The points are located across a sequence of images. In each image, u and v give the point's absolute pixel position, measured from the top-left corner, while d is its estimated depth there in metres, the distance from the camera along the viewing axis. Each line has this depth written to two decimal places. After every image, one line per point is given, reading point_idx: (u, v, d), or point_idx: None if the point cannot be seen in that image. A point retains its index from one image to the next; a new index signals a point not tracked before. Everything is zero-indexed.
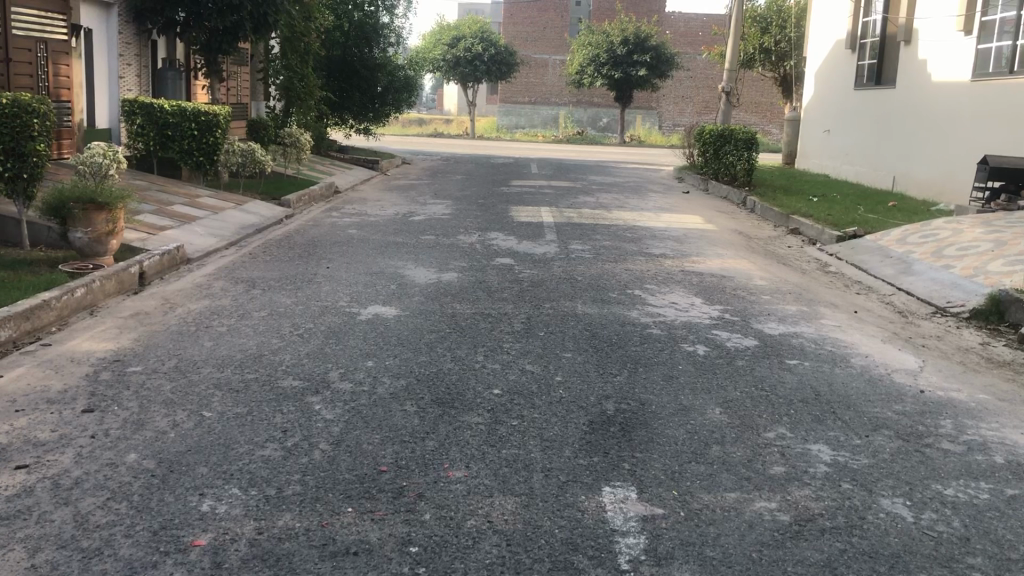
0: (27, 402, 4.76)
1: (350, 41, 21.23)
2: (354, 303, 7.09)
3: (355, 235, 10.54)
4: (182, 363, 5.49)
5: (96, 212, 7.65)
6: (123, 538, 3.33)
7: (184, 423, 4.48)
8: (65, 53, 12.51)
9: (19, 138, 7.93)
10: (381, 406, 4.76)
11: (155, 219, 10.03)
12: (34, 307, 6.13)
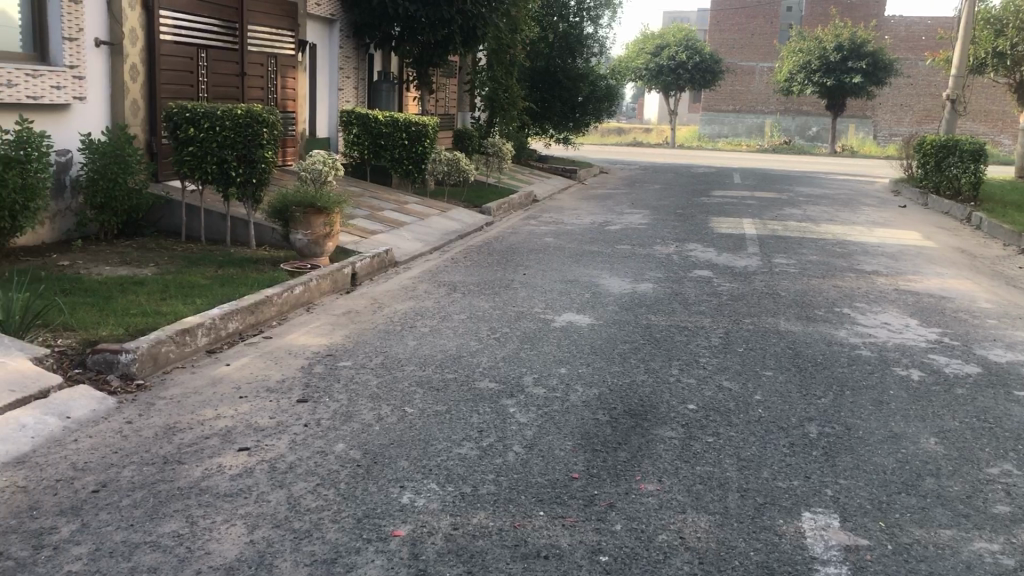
0: (250, 389, 5.16)
1: (554, 52, 21.69)
2: (549, 309, 7.18)
3: (553, 243, 10.66)
4: (388, 360, 5.76)
5: (316, 215, 8.17)
6: (331, 522, 3.53)
7: (388, 418, 4.70)
8: (292, 68, 13.47)
9: (250, 146, 8.59)
10: (574, 413, 4.78)
11: (367, 224, 10.58)
12: (259, 302, 6.62)
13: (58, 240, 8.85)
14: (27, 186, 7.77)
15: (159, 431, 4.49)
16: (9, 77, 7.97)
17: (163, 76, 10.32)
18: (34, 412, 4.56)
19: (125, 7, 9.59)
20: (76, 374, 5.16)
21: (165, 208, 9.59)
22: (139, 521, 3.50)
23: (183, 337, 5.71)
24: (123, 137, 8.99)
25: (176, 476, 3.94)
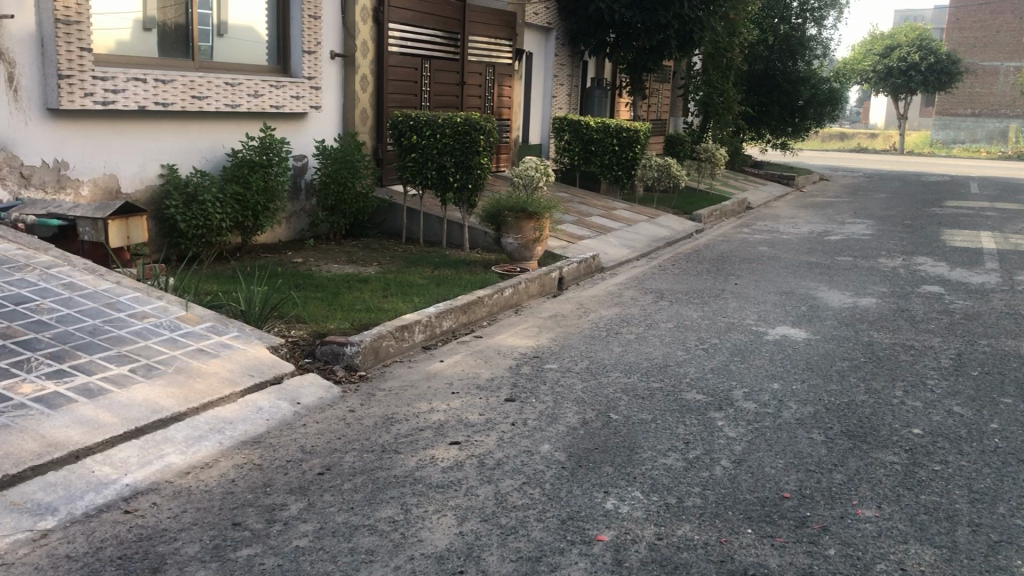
0: (461, 386, 5.35)
1: (774, 55, 21.01)
2: (761, 322, 6.95)
3: (767, 253, 10.31)
4: (594, 365, 5.79)
5: (527, 220, 8.32)
6: (536, 521, 3.59)
7: (593, 422, 4.72)
8: (509, 76, 13.85)
9: (467, 152, 8.85)
10: (787, 431, 4.60)
11: (576, 229, 10.69)
12: (471, 302, 6.85)
13: (293, 239, 9.58)
14: (268, 188, 8.45)
15: (378, 420, 4.75)
16: (256, 88, 8.71)
17: (390, 86, 10.90)
18: (269, 395, 4.94)
19: (359, 21, 10.20)
20: (306, 363, 5.56)
21: (388, 210, 10.12)
22: (359, 505, 3.71)
23: (401, 333, 6.00)
24: (353, 143, 9.59)
25: (392, 465, 4.14)
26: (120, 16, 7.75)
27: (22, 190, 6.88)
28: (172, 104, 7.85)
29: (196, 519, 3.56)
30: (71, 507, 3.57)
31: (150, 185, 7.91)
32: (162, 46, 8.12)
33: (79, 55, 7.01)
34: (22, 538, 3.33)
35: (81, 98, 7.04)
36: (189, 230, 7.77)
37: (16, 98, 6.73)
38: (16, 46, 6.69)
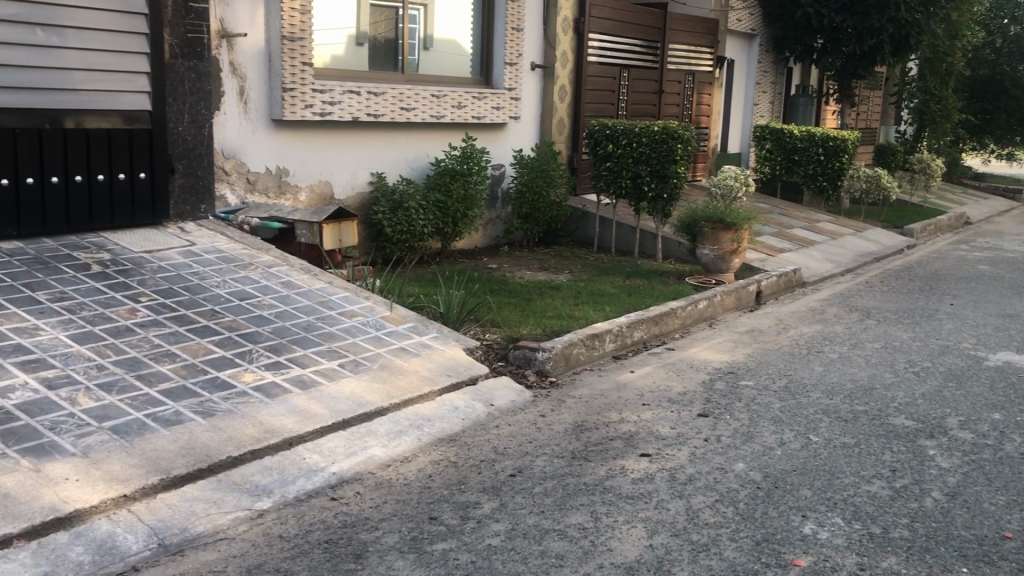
0: (653, 398, 5.29)
1: (1002, 58, 19.48)
2: (980, 346, 6.44)
3: (988, 272, 9.54)
4: (793, 384, 5.56)
5: (724, 231, 8.12)
6: (728, 540, 3.49)
7: (791, 443, 4.54)
8: (708, 84, 13.58)
9: (663, 161, 8.75)
10: (1009, 465, 4.24)
11: (775, 242, 10.33)
12: (664, 313, 6.76)
13: (489, 245, 9.83)
14: (467, 196, 8.72)
15: (569, 427, 4.78)
16: (459, 99, 9.02)
17: (589, 95, 10.97)
18: (465, 396, 5.10)
19: (560, 32, 10.34)
20: (500, 366, 5.68)
21: (581, 219, 10.20)
22: (549, 509, 3.75)
23: (592, 342, 6.02)
24: (550, 153, 9.73)
25: (582, 472, 4.16)
26: (336, 31, 8.25)
27: (247, 194, 7.48)
28: (382, 115, 8.26)
29: (395, 510, 3.72)
30: (284, 490, 3.83)
31: (360, 192, 8.35)
32: (373, 59, 8.58)
33: (301, 69, 7.52)
34: (242, 515, 3.60)
35: (302, 110, 7.56)
36: (394, 234, 8.15)
37: (245, 109, 7.33)
38: (247, 62, 7.30)
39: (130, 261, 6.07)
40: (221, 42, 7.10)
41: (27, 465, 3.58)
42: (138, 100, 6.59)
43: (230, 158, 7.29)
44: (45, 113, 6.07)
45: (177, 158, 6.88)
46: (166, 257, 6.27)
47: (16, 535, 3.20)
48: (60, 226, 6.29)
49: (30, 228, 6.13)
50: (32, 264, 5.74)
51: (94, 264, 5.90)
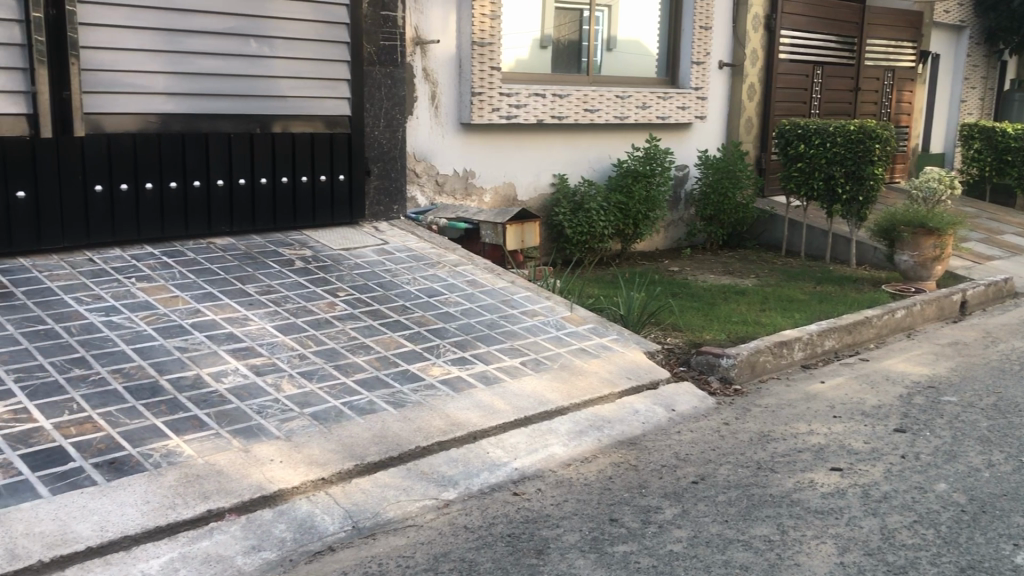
0: (844, 410, 5.06)
1: None
2: None
3: None
4: (1003, 402, 5.15)
5: (926, 236, 7.64)
6: (929, 564, 3.28)
7: (1001, 466, 4.21)
8: (911, 81, 12.81)
9: (860, 162, 8.32)
10: None
11: (984, 249, 9.61)
12: (857, 322, 6.45)
13: (670, 248, 9.72)
14: (650, 197, 8.64)
15: (754, 436, 4.65)
16: (644, 100, 8.95)
17: (779, 94, 10.61)
18: (646, 399, 5.06)
19: (750, 29, 10.04)
20: (682, 371, 5.59)
21: (768, 222, 9.90)
22: (733, 519, 3.65)
23: (780, 349, 5.82)
24: (736, 154, 9.49)
25: (769, 483, 4.03)
26: (522, 36, 8.39)
27: (436, 196, 7.74)
28: (567, 117, 8.32)
29: (576, 509, 3.75)
30: (469, 482, 3.93)
31: (543, 193, 8.45)
32: (556, 61, 8.67)
33: (489, 73, 7.70)
34: (429, 504, 3.73)
35: (490, 113, 7.74)
36: (574, 235, 8.20)
37: (436, 113, 7.60)
38: (439, 68, 7.56)
39: (328, 258, 6.43)
40: (415, 49, 7.38)
41: (238, 444, 3.86)
42: (338, 105, 6.96)
43: (421, 161, 7.57)
44: (256, 118, 6.54)
45: (372, 160, 7.21)
46: (361, 254, 6.59)
47: (228, 509, 3.46)
48: (267, 224, 6.75)
49: (241, 225, 6.61)
50: (243, 258, 6.18)
51: (297, 260, 6.29)
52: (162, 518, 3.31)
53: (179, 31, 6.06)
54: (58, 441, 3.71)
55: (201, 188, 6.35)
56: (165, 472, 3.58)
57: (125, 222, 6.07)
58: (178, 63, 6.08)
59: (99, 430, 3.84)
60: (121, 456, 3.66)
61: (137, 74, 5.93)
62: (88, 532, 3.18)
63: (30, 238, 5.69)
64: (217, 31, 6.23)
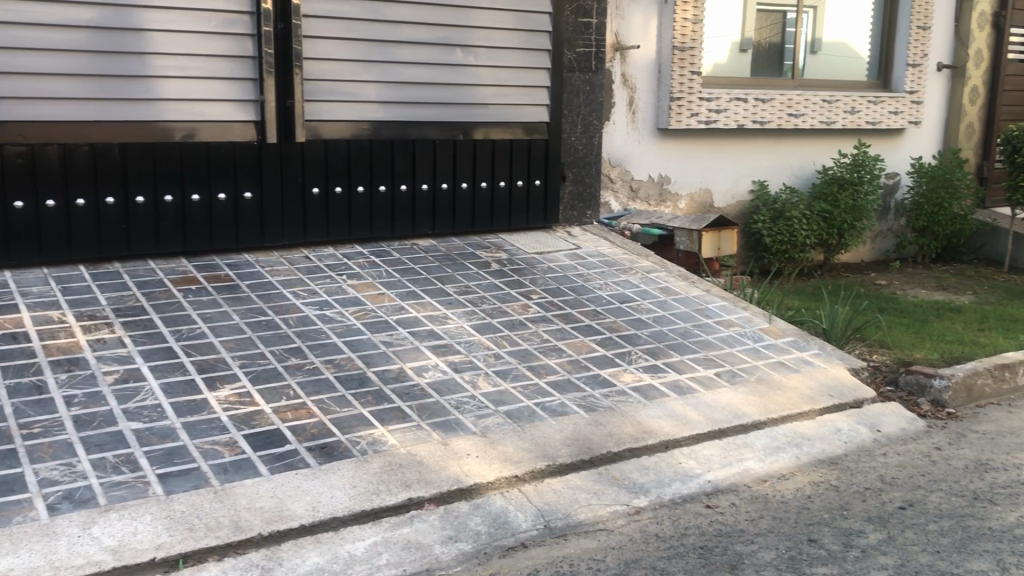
0: None
1: None
2: None
3: None
4: None
5: None
6: None
7: None
8: None
9: None
10: None
11: None
12: None
13: (877, 260, 9.24)
14: (857, 206, 8.22)
15: (970, 464, 4.33)
16: (853, 104, 8.55)
17: (1005, 97, 9.82)
18: (849, 418, 4.82)
19: (975, 27, 9.36)
20: (889, 391, 5.27)
21: (989, 234, 9.19)
22: (946, 551, 3.42)
23: (1002, 372, 5.39)
24: (954, 161, 8.88)
25: (988, 516, 3.74)
26: (721, 40, 8.23)
27: (630, 202, 7.73)
28: (768, 122, 8.08)
29: (772, 527, 3.63)
30: (661, 491, 3.89)
31: (741, 201, 8.25)
32: (756, 65, 8.44)
33: (689, 78, 7.61)
34: (620, 510, 3.72)
35: (688, 118, 7.64)
36: (773, 245, 7.94)
37: (633, 119, 7.60)
38: (638, 73, 7.57)
39: (524, 261, 6.56)
40: (615, 55, 7.43)
41: (437, 437, 4.01)
42: (538, 111, 7.08)
43: (617, 166, 7.59)
44: (460, 125, 6.76)
45: (569, 165, 7.31)
46: (555, 258, 6.68)
47: (427, 499, 3.60)
48: (466, 227, 6.97)
49: (442, 227, 6.87)
50: (443, 259, 6.42)
51: (494, 263, 6.46)
52: (368, 503, 3.50)
53: (392, 41, 6.36)
54: (276, 424, 3.99)
55: (406, 191, 6.65)
56: (371, 460, 3.77)
57: (337, 222, 6.45)
58: (389, 72, 6.38)
59: (312, 416, 4.09)
60: (331, 441, 3.89)
61: (353, 83, 6.27)
62: (301, 511, 3.40)
63: (254, 235, 6.17)
64: (425, 41, 6.49)
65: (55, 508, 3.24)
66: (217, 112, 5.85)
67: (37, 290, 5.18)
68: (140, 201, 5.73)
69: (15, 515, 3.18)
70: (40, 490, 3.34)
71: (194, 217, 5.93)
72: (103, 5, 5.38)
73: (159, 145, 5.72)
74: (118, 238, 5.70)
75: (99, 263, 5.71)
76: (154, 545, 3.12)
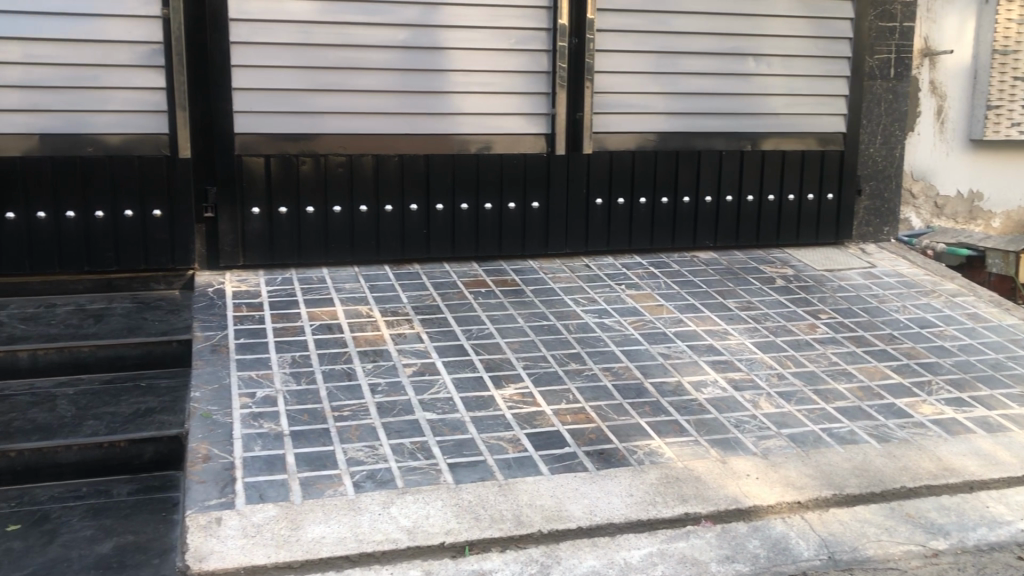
0: None
1: None
2: None
3: None
4: None
5: None
6: None
7: None
8: None
9: None
10: None
11: None
12: None
13: None
14: None
15: None
16: None
17: None
18: None
19: None
20: None
21: None
22: None
23: None
24: None
25: None
26: None
27: (934, 219, 7.21)
28: None
29: None
30: (964, 535, 3.55)
31: None
32: None
33: (1011, 84, 6.94)
34: (915, 550, 3.44)
35: (1007, 128, 6.97)
36: None
37: (942, 129, 7.07)
38: (950, 80, 7.03)
39: (812, 278, 6.27)
40: (923, 61, 6.98)
41: (716, 454, 3.93)
42: (834, 122, 6.74)
43: (919, 180, 7.14)
44: (748, 136, 6.58)
45: (866, 179, 6.94)
46: (846, 277, 6.32)
47: (704, 516, 3.53)
48: (750, 241, 6.80)
49: (724, 241, 6.74)
50: (725, 273, 6.29)
51: (779, 279, 6.23)
52: (645, 512, 3.50)
53: (681, 53, 6.31)
54: (557, 426, 4.11)
55: (689, 203, 6.61)
56: (648, 470, 3.77)
57: (620, 233, 6.53)
58: (678, 84, 6.35)
59: (592, 422, 4.17)
60: (609, 448, 3.94)
61: (641, 96, 6.31)
62: (579, 513, 3.47)
63: (540, 243, 6.41)
64: (716, 51, 6.38)
65: (361, 486, 3.55)
66: (510, 125, 6.14)
67: (349, 286, 5.71)
68: (439, 208, 6.14)
69: (327, 488, 3.52)
70: (348, 468, 3.67)
71: (486, 224, 6.26)
72: (412, 26, 5.81)
73: (458, 156, 6.10)
74: (419, 242, 6.14)
75: (401, 263, 6.18)
76: (444, 531, 3.31)
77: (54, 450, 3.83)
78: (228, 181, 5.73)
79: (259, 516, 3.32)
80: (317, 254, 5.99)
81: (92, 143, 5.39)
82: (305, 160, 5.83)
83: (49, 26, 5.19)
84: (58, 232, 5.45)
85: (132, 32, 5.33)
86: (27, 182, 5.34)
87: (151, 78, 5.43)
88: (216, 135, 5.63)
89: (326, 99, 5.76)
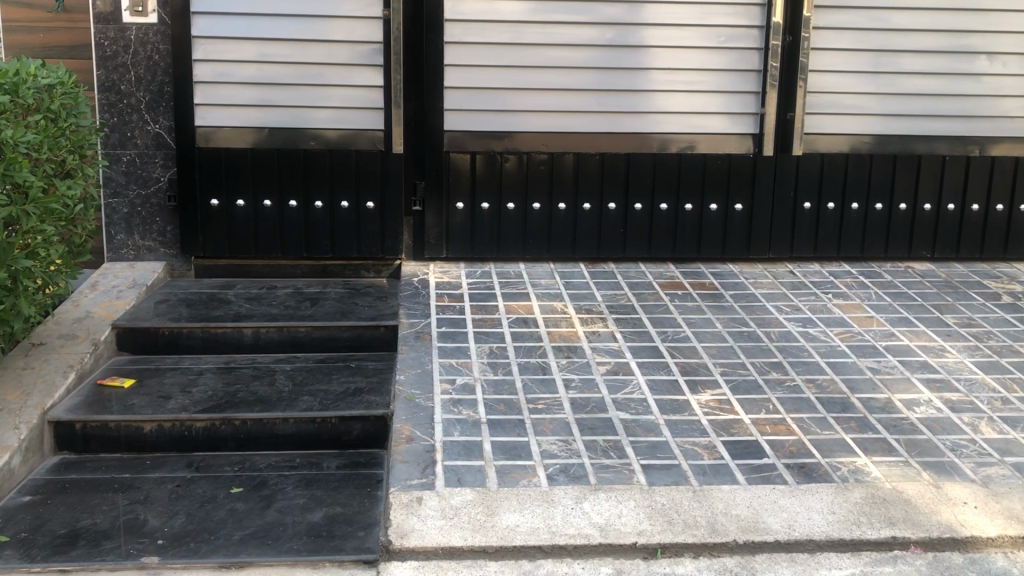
0: None
1: None
2: None
3: None
4: None
5: None
6: None
7: None
8: None
9: None
10: None
11: None
12: None
13: None
14: None
15: None
16: None
17: None
18: None
19: None
20: None
21: None
22: None
23: None
24: None
25: None
26: None
27: None
28: None
29: None
30: None
31: None
32: None
33: None
34: None
35: None
36: None
37: None
38: None
39: None
40: None
41: (928, 478, 3.68)
42: None
43: None
44: (975, 140, 6.13)
45: None
46: None
47: (914, 541, 3.32)
48: (972, 253, 6.33)
49: (942, 251, 6.31)
50: (942, 286, 5.88)
51: (1005, 295, 5.75)
52: (848, 532, 3.33)
53: (904, 50, 5.95)
54: (756, 436, 3.98)
55: (905, 211, 6.23)
56: (853, 488, 3.59)
57: (827, 239, 6.25)
58: (898, 84, 5.99)
59: (792, 434, 4.01)
60: (811, 462, 3.78)
61: (857, 96, 6.00)
62: (777, 526, 3.35)
63: (741, 247, 6.23)
64: (943, 49, 5.96)
65: (554, 479, 3.59)
66: (715, 125, 6.01)
67: (546, 282, 5.79)
68: (638, 208, 6.10)
69: (522, 478, 3.58)
70: (542, 460, 3.72)
71: (686, 225, 6.17)
72: (620, 25, 5.81)
73: (660, 156, 6.04)
74: (616, 241, 6.14)
75: (598, 262, 6.19)
76: (636, 531, 3.29)
77: (273, 421, 4.13)
78: (436, 176, 5.95)
79: (457, 499, 3.42)
80: (515, 250, 6.10)
81: (315, 137, 5.76)
82: (509, 157, 5.96)
83: (282, 27, 5.59)
84: (281, 220, 5.87)
85: (355, 33, 5.64)
86: (256, 172, 5.80)
87: (369, 75, 5.71)
88: (426, 132, 5.86)
89: (532, 98, 5.86)
